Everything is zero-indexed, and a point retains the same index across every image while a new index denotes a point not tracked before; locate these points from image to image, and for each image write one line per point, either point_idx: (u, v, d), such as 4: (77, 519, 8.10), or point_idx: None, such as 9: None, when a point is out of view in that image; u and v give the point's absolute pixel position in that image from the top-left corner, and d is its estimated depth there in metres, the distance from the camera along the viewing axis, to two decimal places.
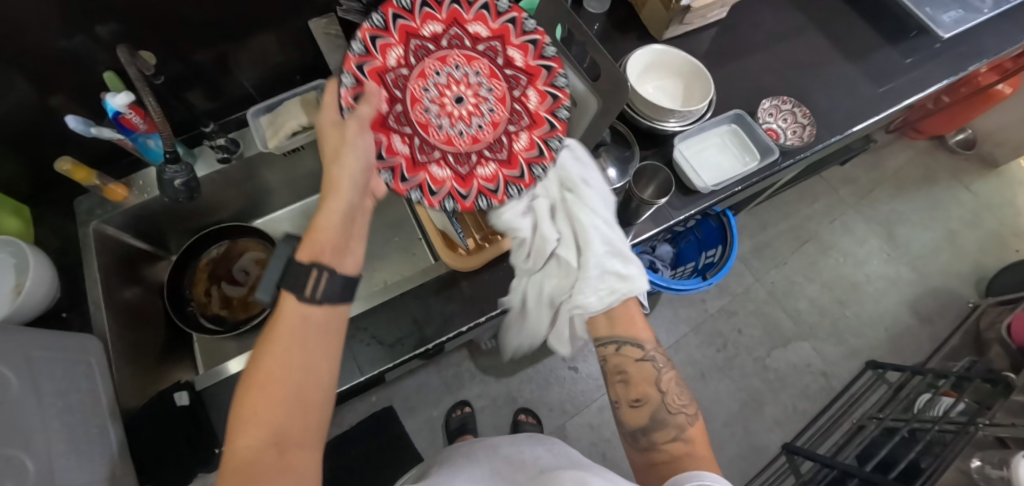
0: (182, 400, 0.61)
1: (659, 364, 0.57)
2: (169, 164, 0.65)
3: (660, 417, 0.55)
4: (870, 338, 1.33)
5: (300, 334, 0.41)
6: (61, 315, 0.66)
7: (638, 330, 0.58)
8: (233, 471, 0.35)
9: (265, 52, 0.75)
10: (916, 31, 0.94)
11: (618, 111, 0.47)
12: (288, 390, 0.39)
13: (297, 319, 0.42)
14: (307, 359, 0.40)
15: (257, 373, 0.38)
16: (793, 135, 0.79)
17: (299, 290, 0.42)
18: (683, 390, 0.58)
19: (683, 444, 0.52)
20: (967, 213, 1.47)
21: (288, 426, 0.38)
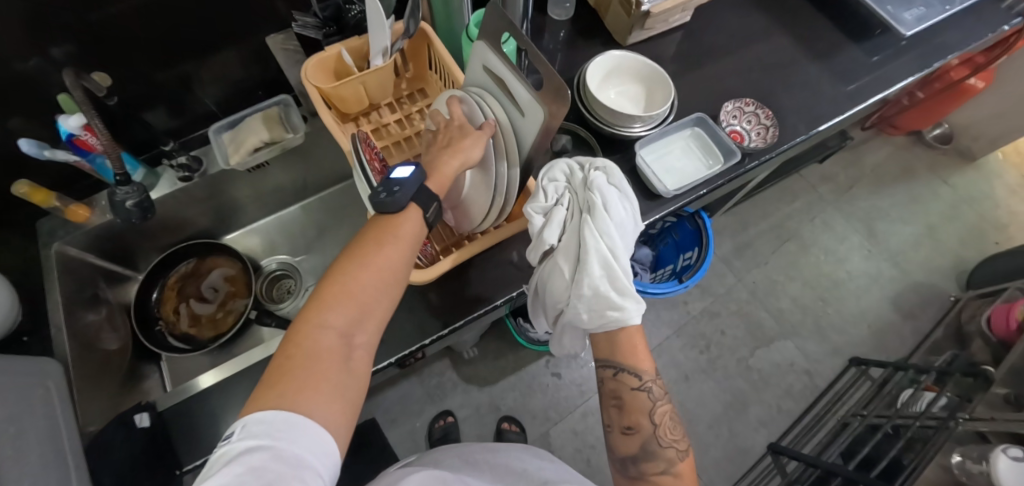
0: (143, 422, 0.62)
1: (654, 396, 0.56)
2: (119, 186, 0.65)
3: (650, 448, 0.54)
4: (853, 334, 1.33)
5: (391, 236, 0.44)
6: (21, 339, 0.65)
7: (639, 360, 0.56)
8: (307, 334, 0.37)
9: (226, 68, 0.75)
10: (880, 29, 0.94)
11: (561, 117, 0.46)
12: (377, 281, 0.42)
13: (399, 224, 0.46)
14: (390, 260, 0.43)
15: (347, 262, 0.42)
16: (757, 137, 0.80)
17: (426, 209, 0.47)
18: (677, 423, 0.57)
19: (672, 477, 0.53)
20: (947, 207, 1.47)
21: (364, 315, 0.40)
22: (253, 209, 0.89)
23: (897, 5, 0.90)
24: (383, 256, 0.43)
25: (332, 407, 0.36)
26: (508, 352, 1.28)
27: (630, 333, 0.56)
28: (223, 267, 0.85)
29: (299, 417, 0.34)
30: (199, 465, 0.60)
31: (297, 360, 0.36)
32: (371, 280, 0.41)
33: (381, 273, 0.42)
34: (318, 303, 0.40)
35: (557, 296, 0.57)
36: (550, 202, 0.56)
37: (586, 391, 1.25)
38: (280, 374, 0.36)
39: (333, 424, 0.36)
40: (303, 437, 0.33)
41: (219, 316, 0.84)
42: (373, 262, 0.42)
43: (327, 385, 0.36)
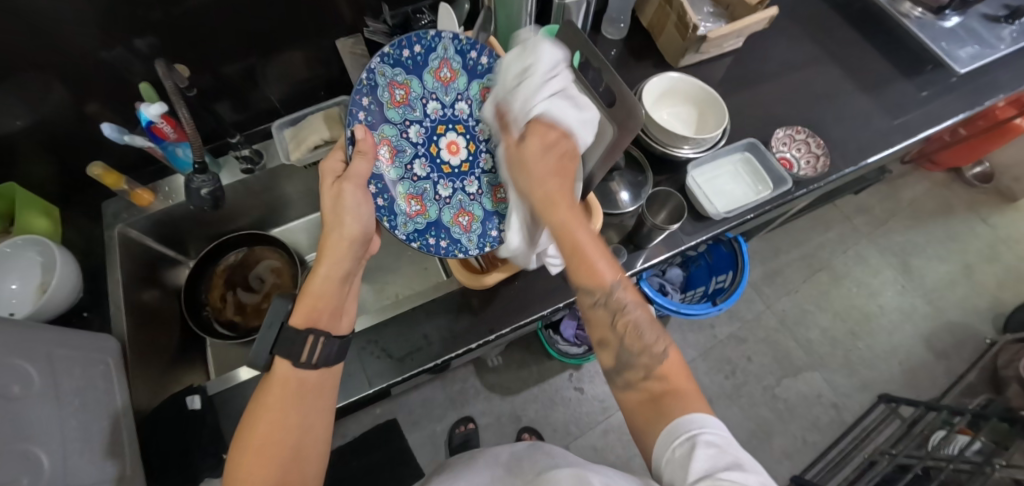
0: (193, 404, 0.62)
1: (613, 308, 0.51)
2: (197, 174, 0.67)
3: (625, 360, 0.50)
4: (884, 370, 1.30)
5: (294, 399, 0.46)
6: (82, 314, 0.68)
7: (600, 275, 0.51)
8: None
9: (292, 67, 0.78)
10: (932, 65, 0.94)
11: (634, 133, 0.48)
12: (282, 449, 0.43)
13: (286, 382, 0.47)
14: (296, 418, 0.45)
15: (252, 434, 0.43)
16: (807, 165, 0.80)
17: (293, 355, 0.47)
18: (655, 327, 0.51)
19: (656, 382, 0.47)
20: (984, 246, 1.45)
21: (286, 480, 0.42)
22: (301, 204, 0.91)
23: (951, 42, 0.90)
24: (291, 419, 0.45)
25: None
26: (532, 364, 1.28)
27: (573, 246, 0.51)
28: (270, 259, 0.87)
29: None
30: None
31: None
32: (287, 439, 0.44)
33: (294, 434, 0.44)
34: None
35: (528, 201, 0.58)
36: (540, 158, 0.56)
37: (608, 408, 1.25)
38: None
39: None
40: None
41: (264, 306, 0.85)
42: (267, 439, 0.43)
43: None
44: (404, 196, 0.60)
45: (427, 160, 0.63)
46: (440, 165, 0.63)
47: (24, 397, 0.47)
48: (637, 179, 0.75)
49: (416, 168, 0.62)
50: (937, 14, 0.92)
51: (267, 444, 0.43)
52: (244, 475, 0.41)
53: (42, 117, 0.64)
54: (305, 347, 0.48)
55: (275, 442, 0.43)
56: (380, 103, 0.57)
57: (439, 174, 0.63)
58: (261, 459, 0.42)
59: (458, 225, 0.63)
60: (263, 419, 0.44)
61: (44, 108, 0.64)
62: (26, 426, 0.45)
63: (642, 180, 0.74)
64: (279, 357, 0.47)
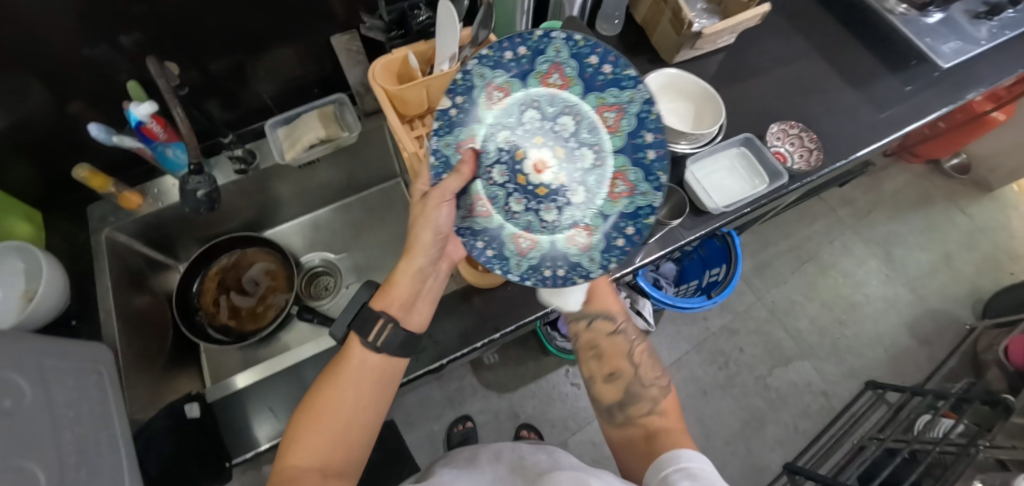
0: (193, 412, 0.62)
1: (631, 337, 0.61)
2: (193, 175, 0.66)
3: (634, 391, 0.58)
4: (870, 357, 1.34)
5: (352, 377, 0.50)
6: (70, 322, 0.66)
7: (608, 304, 0.62)
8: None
9: (285, 65, 0.76)
10: (916, 60, 0.96)
11: None
12: (338, 424, 0.48)
13: (352, 361, 0.51)
14: (353, 394, 0.49)
15: (312, 406, 0.48)
16: (800, 159, 0.81)
17: (364, 333, 0.51)
18: (654, 361, 0.62)
19: (658, 416, 0.55)
20: (962, 235, 1.49)
21: (333, 453, 0.47)
22: (295, 205, 0.89)
23: (934, 38, 0.92)
24: (350, 395, 0.49)
25: None
26: (529, 360, 1.28)
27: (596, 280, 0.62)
28: (264, 261, 0.85)
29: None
30: (248, 458, 0.61)
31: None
32: (339, 413, 0.48)
33: (350, 411, 0.49)
34: (292, 448, 0.47)
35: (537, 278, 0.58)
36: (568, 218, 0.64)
37: None
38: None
39: None
40: None
41: (259, 309, 0.83)
42: (330, 408, 0.48)
43: None
44: (514, 234, 0.57)
45: (507, 167, 0.58)
46: (533, 190, 0.58)
47: (17, 411, 0.45)
48: None
49: (494, 175, 0.58)
50: (921, 10, 0.94)
51: (325, 414, 0.48)
52: (303, 438, 0.47)
53: (23, 117, 0.62)
54: (375, 327, 0.51)
55: (336, 416, 0.48)
56: (531, 68, 0.55)
57: (535, 200, 0.58)
58: (319, 425, 0.47)
59: (578, 242, 0.57)
60: (330, 393, 0.49)
61: (22, 108, 0.61)
62: (20, 440, 0.44)
63: None
64: (353, 333, 0.51)
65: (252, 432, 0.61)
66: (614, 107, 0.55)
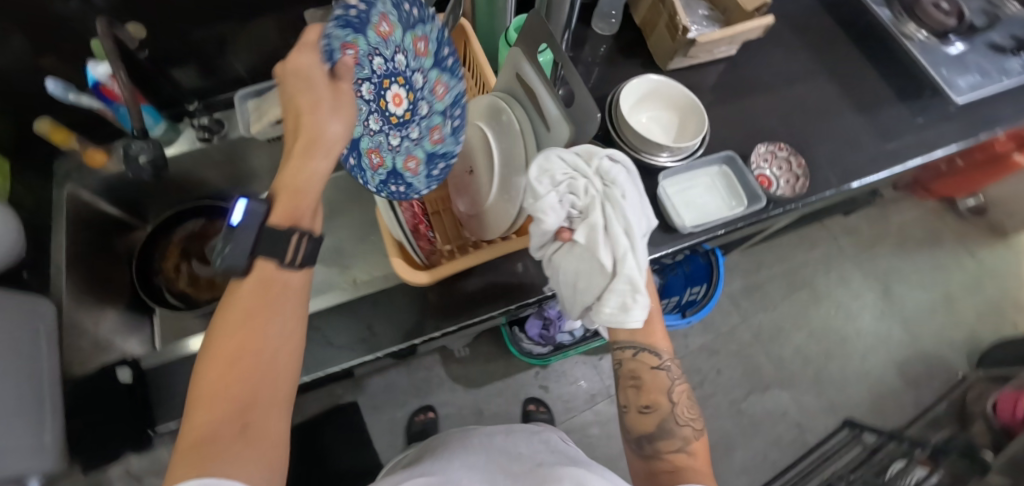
0: (123, 378, 0.61)
1: (673, 375, 0.56)
2: (135, 140, 0.63)
3: (668, 426, 0.54)
4: (853, 394, 1.29)
5: (269, 300, 0.38)
6: (21, 273, 0.65)
7: (654, 338, 0.57)
8: (189, 443, 0.31)
9: (265, 37, 0.74)
10: (930, 91, 0.91)
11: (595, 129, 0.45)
12: (259, 357, 0.35)
13: (270, 278, 0.38)
14: (271, 322, 0.36)
15: (220, 340, 0.35)
16: (786, 185, 0.77)
17: (278, 254, 0.38)
18: (693, 404, 0.57)
19: (686, 456, 0.52)
20: (968, 279, 1.43)
21: (255, 396, 0.34)
22: (267, 178, 0.88)
23: (952, 70, 0.86)
24: (275, 326, 0.37)
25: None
26: (499, 357, 1.27)
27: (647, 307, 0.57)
28: None
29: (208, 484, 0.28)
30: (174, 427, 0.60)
31: (185, 458, 0.30)
32: (258, 346, 0.35)
33: (276, 341, 0.36)
34: (200, 399, 0.33)
35: (585, 285, 0.52)
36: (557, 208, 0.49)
37: (571, 408, 1.24)
38: (174, 469, 0.30)
39: None
40: None
41: (218, 280, 0.84)
42: (252, 334, 0.35)
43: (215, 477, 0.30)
44: (367, 150, 0.60)
45: (379, 114, 0.60)
46: (390, 117, 0.61)
47: None
48: None
49: (371, 124, 0.60)
50: (941, 39, 0.89)
51: (236, 350, 0.34)
52: (208, 384, 0.33)
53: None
54: (288, 247, 0.39)
55: (257, 348, 0.35)
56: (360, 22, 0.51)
57: (389, 125, 0.61)
58: (228, 362, 0.34)
59: (411, 171, 0.59)
60: (239, 321, 0.36)
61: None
62: None
63: None
64: (261, 253, 0.38)
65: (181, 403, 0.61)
66: (426, 38, 0.54)
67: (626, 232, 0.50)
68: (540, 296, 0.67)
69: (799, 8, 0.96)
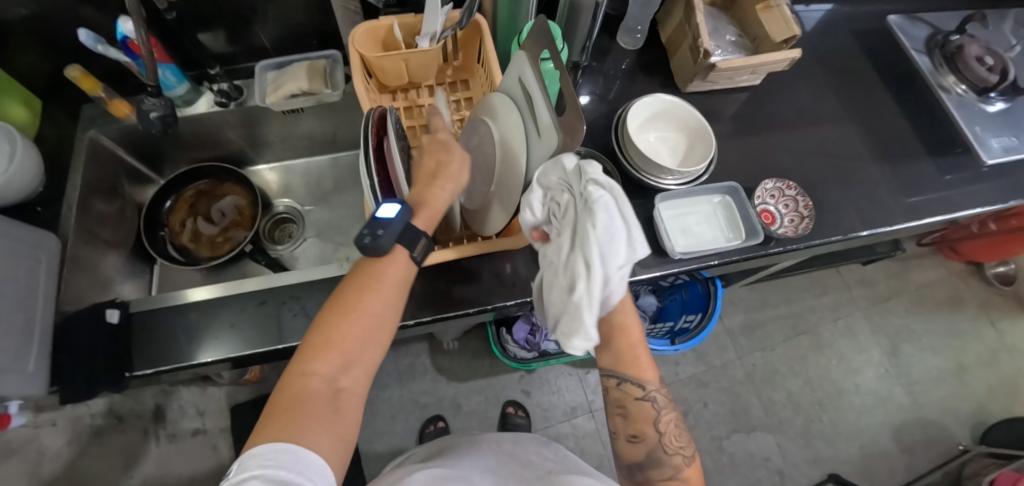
0: (112, 317, 0.63)
1: (659, 405, 0.57)
2: (149, 96, 0.68)
3: (656, 456, 0.56)
4: (841, 450, 1.24)
5: (379, 286, 0.47)
6: (35, 209, 0.70)
7: (641, 369, 0.56)
8: (295, 389, 0.41)
9: (291, 12, 0.75)
10: (961, 149, 0.87)
11: (578, 138, 0.45)
12: (365, 321, 0.45)
13: (384, 265, 0.48)
14: (381, 305, 0.46)
15: (337, 307, 0.45)
16: (789, 224, 0.75)
17: (411, 247, 0.49)
18: (682, 430, 0.58)
19: (678, 484, 0.55)
20: (985, 350, 1.36)
21: (354, 354, 0.44)
22: (280, 148, 0.91)
23: (986, 128, 0.83)
24: (376, 308, 0.46)
25: (324, 435, 0.39)
26: (486, 356, 1.28)
27: (628, 338, 0.56)
28: (237, 196, 0.87)
29: (295, 446, 0.38)
30: (149, 374, 0.63)
31: (285, 408, 0.40)
32: (361, 327, 0.44)
33: (374, 316, 0.45)
34: (309, 350, 0.43)
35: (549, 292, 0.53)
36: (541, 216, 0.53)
37: (549, 418, 1.23)
38: (273, 415, 0.40)
39: (329, 452, 0.39)
40: (305, 463, 0.37)
41: (219, 239, 0.86)
42: (359, 310, 0.45)
43: (313, 421, 0.40)
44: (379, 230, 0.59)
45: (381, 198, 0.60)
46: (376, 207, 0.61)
47: None
48: None
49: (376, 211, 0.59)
50: (979, 95, 0.85)
51: (348, 327, 0.44)
52: (323, 339, 0.43)
53: (40, 12, 0.66)
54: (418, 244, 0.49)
55: (361, 317, 0.44)
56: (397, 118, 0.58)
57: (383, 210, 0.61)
58: (338, 323, 0.44)
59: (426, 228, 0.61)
60: (352, 293, 0.45)
61: (41, 5, 0.65)
62: None
63: None
64: (400, 245, 0.48)
65: (156, 350, 0.64)
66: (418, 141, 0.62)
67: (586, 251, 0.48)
68: (521, 299, 0.67)
69: (836, 47, 0.94)
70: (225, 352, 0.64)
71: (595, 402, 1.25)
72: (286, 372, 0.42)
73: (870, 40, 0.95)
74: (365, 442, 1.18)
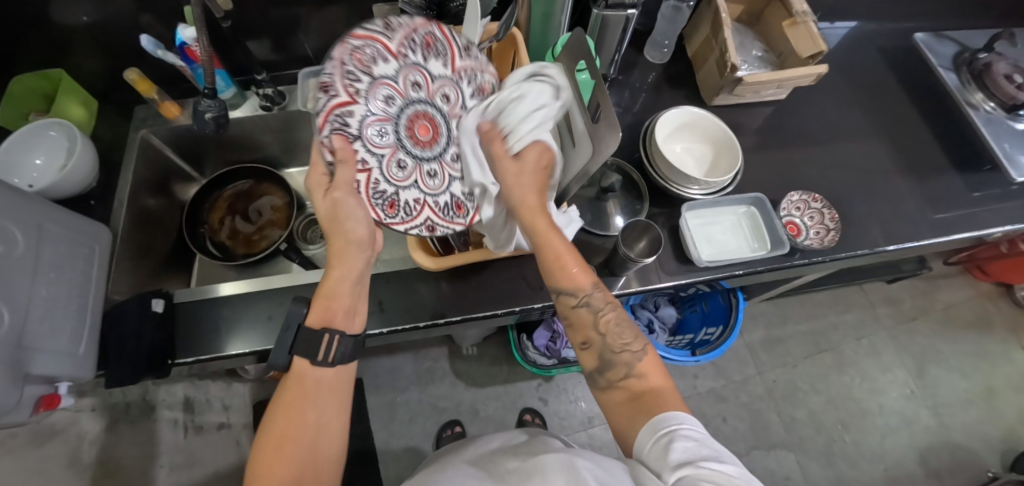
0: (157, 307, 0.66)
1: (596, 307, 0.55)
2: (205, 98, 0.70)
3: (606, 357, 0.54)
4: (865, 472, 1.21)
5: (310, 396, 0.50)
6: (89, 202, 0.75)
7: (577, 278, 0.55)
8: None
9: (335, 22, 0.79)
10: (990, 166, 0.87)
11: (612, 142, 0.47)
12: (299, 439, 0.47)
13: (304, 381, 0.50)
14: (317, 419, 0.49)
15: (272, 429, 0.48)
16: (815, 236, 0.76)
17: (312, 354, 0.51)
18: (629, 325, 0.55)
19: (637, 379, 0.52)
20: (1015, 374, 1.33)
21: (304, 473, 0.47)
22: None
23: (1015, 145, 0.83)
24: (312, 417, 0.49)
25: None
26: (504, 362, 1.29)
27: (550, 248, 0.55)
28: (273, 196, 0.91)
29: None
30: (191, 362, 0.66)
31: None
32: (303, 444, 0.47)
33: (311, 430, 0.48)
34: (261, 478, 0.46)
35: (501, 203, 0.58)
36: (441, 184, 0.59)
37: (566, 427, 1.23)
38: None
39: None
40: None
41: (255, 238, 0.90)
42: (291, 429, 0.47)
43: None
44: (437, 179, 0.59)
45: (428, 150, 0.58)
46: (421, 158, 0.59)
47: (6, 257, 0.53)
48: (633, 205, 0.74)
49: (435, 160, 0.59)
50: (1009, 113, 0.85)
51: (287, 442, 0.47)
52: (268, 465, 0.46)
53: (106, 19, 0.71)
54: (320, 347, 0.51)
55: (292, 437, 0.47)
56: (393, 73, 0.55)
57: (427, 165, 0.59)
58: (277, 449, 0.47)
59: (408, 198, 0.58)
60: (281, 416, 0.48)
61: (107, 12, 0.70)
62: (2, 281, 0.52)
63: (638, 208, 0.74)
64: (297, 356, 0.50)
65: (197, 339, 0.67)
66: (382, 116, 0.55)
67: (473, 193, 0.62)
68: (547, 302, 0.69)
69: (862, 63, 0.95)
70: (263, 342, 0.66)
71: None
72: None
73: (895, 57, 0.96)
74: (383, 445, 1.19)
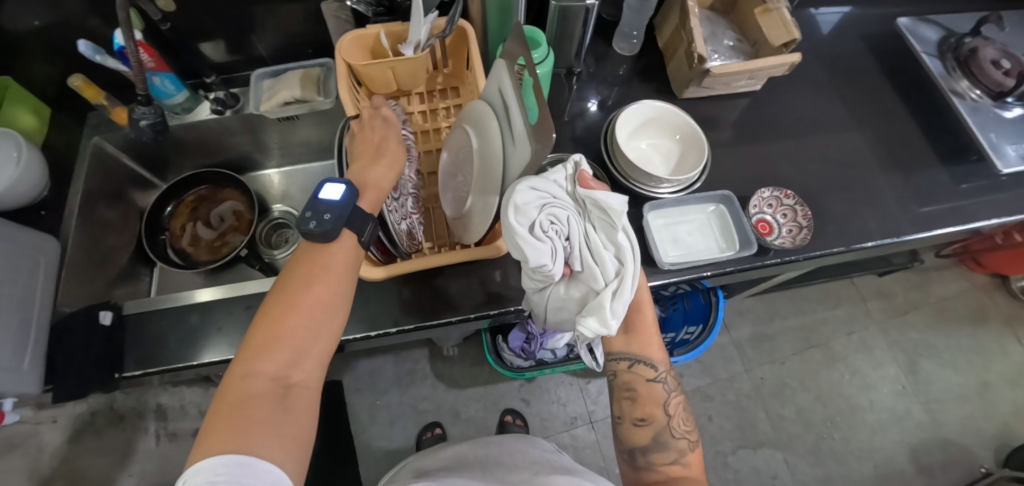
0: (105, 320, 0.63)
1: (667, 387, 0.58)
2: (141, 105, 0.73)
3: (662, 439, 0.57)
4: (854, 470, 1.19)
5: (321, 272, 0.45)
6: (39, 212, 0.73)
7: (650, 350, 0.58)
8: (245, 389, 0.39)
9: (288, 22, 0.76)
10: (977, 157, 0.83)
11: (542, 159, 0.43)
12: (305, 314, 0.43)
13: (324, 255, 0.47)
14: (327, 295, 0.44)
15: (284, 293, 0.43)
16: (787, 234, 0.73)
17: (357, 233, 0.49)
18: (688, 415, 0.59)
19: (681, 468, 0.55)
20: (1011, 368, 1.29)
21: (304, 349, 0.42)
22: (280, 154, 0.92)
23: (1002, 135, 0.79)
24: (324, 291, 0.44)
25: (270, 437, 0.37)
26: (485, 363, 1.27)
27: (642, 316, 0.58)
28: (234, 200, 0.89)
29: (246, 457, 0.36)
30: (140, 376, 0.63)
31: (233, 409, 0.38)
32: (311, 317, 0.43)
33: (319, 306, 0.43)
34: (255, 347, 0.41)
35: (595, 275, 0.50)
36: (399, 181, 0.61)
37: (548, 428, 1.22)
38: (222, 418, 0.38)
39: (279, 455, 0.37)
40: (264, 471, 0.36)
41: (217, 244, 0.88)
42: (306, 300, 0.43)
43: (259, 422, 0.38)
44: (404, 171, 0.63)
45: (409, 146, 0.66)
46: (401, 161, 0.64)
47: None
48: None
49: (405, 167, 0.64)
50: (996, 100, 0.81)
51: (292, 315, 0.42)
52: (268, 337, 0.41)
53: (47, 26, 0.69)
54: (366, 228, 0.49)
55: (297, 307, 0.42)
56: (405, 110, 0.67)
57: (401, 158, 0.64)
58: (282, 318, 0.42)
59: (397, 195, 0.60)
60: (296, 284, 0.44)
61: (47, 18, 0.68)
62: None
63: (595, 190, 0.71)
64: (346, 231, 0.48)
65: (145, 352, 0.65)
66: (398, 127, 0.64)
67: (616, 261, 0.50)
68: (505, 309, 0.66)
69: (844, 52, 0.91)
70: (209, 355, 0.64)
71: (595, 412, 1.23)
72: (231, 374, 0.40)
73: (880, 44, 0.92)
74: (363, 448, 1.18)
